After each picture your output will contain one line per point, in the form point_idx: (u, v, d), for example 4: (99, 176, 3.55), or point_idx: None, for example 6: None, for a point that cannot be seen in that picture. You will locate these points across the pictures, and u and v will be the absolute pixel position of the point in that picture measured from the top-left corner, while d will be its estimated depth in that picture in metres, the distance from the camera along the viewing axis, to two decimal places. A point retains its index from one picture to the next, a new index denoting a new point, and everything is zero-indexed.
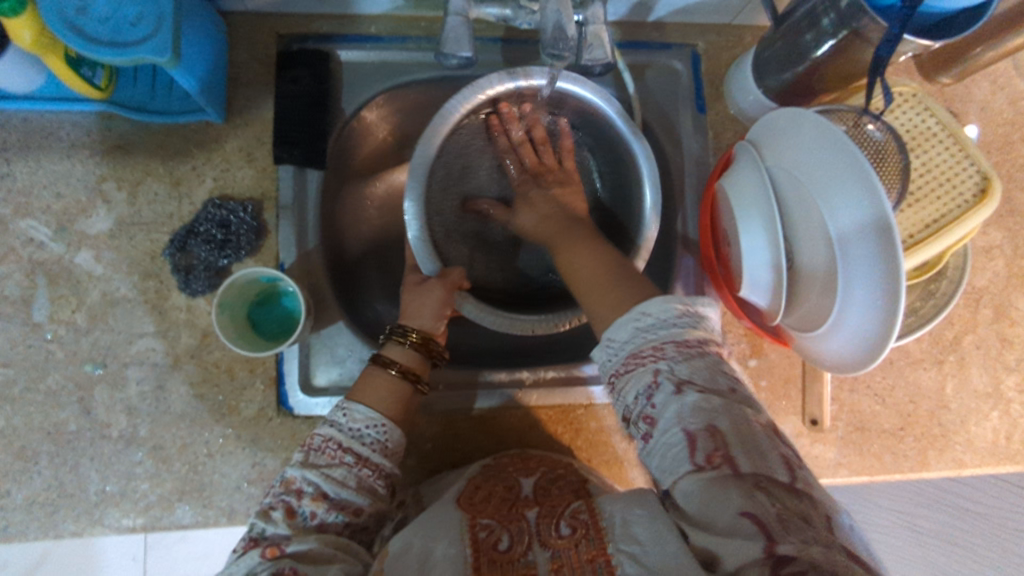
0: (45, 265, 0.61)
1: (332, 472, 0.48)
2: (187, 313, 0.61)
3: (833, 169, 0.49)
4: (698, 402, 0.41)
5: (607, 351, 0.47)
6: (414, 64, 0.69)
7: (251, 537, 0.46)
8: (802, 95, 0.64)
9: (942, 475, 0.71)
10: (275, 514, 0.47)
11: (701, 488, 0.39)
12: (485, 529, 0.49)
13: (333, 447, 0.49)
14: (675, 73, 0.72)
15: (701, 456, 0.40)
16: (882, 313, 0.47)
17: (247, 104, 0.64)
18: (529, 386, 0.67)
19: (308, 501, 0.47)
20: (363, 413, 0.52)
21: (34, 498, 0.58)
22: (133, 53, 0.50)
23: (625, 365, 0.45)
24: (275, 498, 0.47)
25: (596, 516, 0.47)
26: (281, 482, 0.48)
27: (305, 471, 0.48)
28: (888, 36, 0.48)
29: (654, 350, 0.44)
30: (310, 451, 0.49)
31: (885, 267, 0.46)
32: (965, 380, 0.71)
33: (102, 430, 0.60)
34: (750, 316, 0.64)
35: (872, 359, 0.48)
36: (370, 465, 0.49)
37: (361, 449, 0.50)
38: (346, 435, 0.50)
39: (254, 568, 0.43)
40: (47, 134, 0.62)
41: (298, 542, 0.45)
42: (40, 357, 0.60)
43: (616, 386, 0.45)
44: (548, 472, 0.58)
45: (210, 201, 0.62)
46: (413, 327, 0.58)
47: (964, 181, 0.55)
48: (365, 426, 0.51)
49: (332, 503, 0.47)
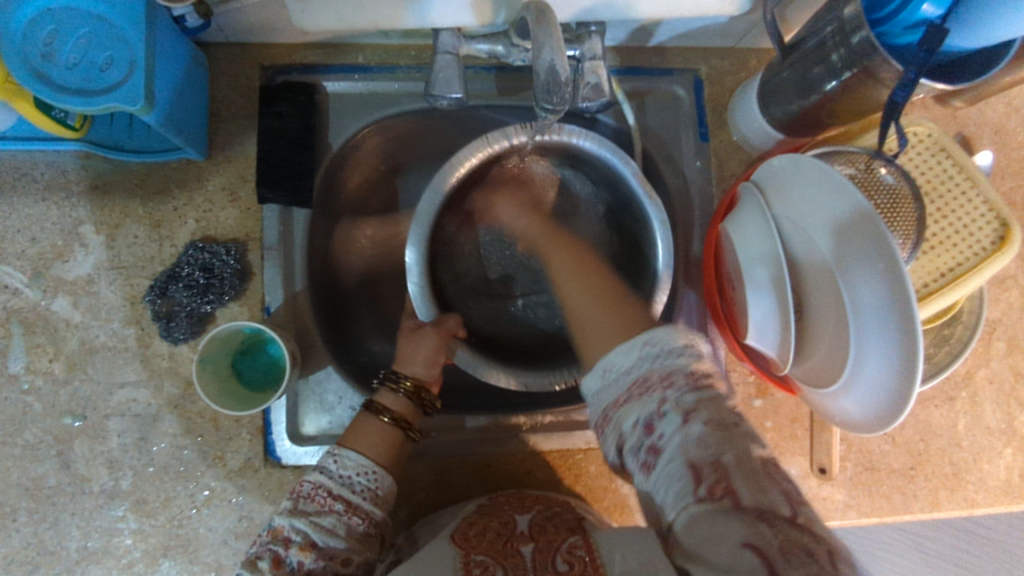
0: (21, 312, 0.58)
1: (320, 520, 0.45)
2: (170, 360, 0.59)
3: (833, 212, 0.47)
4: (704, 435, 0.38)
5: (604, 380, 0.44)
6: (404, 94, 0.67)
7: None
8: (810, 127, 0.61)
9: (954, 515, 0.69)
10: (261, 564, 0.44)
11: (698, 519, 0.37)
12: (479, 567, 0.46)
13: (322, 494, 0.47)
14: (677, 99, 0.69)
15: (703, 488, 0.37)
16: (895, 307, 0.43)
17: (229, 140, 0.62)
18: (527, 430, 0.65)
19: (295, 549, 0.44)
20: (354, 460, 0.50)
21: (13, 556, 0.56)
22: (102, 102, 0.48)
23: (630, 393, 0.42)
24: (262, 547, 0.45)
25: (593, 552, 0.45)
26: (268, 531, 0.46)
27: (293, 519, 0.45)
28: (904, 80, 0.46)
29: (662, 378, 0.41)
30: (300, 501, 0.47)
31: (897, 314, 0.43)
32: (978, 418, 0.69)
33: (83, 485, 0.57)
34: (755, 358, 0.62)
35: (912, 368, 0.42)
36: (360, 512, 0.47)
37: (350, 496, 0.48)
38: (336, 482, 0.48)
39: None
40: (21, 174, 0.59)
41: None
42: (16, 410, 0.57)
43: (613, 415, 0.42)
44: (543, 510, 0.55)
45: (193, 243, 0.60)
46: (407, 375, 0.56)
47: (980, 229, 0.55)
48: (356, 474, 0.49)
49: (322, 551, 0.44)
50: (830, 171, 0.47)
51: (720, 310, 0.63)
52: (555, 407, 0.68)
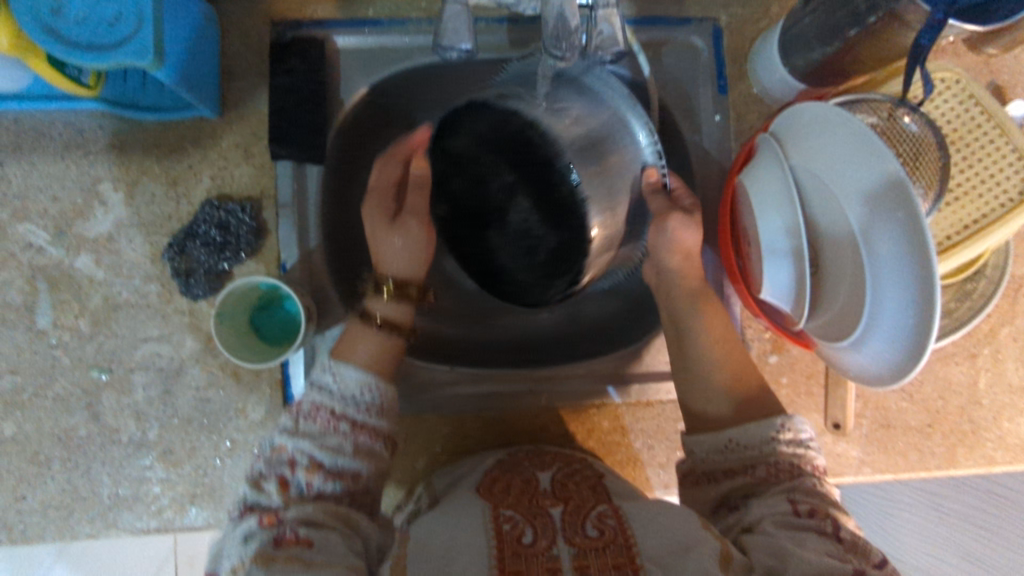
0: (45, 270, 0.59)
1: (326, 441, 0.47)
2: (190, 316, 0.60)
3: (867, 184, 0.44)
4: (808, 489, 0.47)
5: (725, 448, 0.51)
6: (414, 48, 0.66)
7: (246, 506, 0.46)
8: (833, 76, 0.59)
9: (972, 472, 0.67)
10: (267, 485, 0.46)
11: (791, 526, 0.44)
12: (507, 522, 0.47)
13: (325, 414, 0.48)
14: (695, 51, 0.67)
15: (804, 509, 0.45)
16: (915, 253, 0.41)
17: (242, 97, 0.62)
18: (541, 386, 0.65)
19: (302, 471, 0.46)
20: (353, 377, 0.50)
21: (50, 502, 0.58)
22: (112, 57, 0.48)
23: (738, 469, 0.50)
24: (268, 466, 0.47)
25: (625, 524, 0.45)
26: (272, 451, 0.47)
27: (296, 441, 0.47)
28: (933, 21, 0.45)
29: (790, 464, 0.49)
30: (301, 419, 0.48)
31: (917, 264, 0.41)
32: (999, 376, 0.67)
33: (112, 435, 0.59)
34: (770, 314, 0.61)
35: (931, 318, 0.41)
36: (366, 430, 0.49)
37: (354, 416, 0.49)
38: (338, 402, 0.49)
39: (252, 534, 0.44)
40: (39, 134, 0.60)
41: (294, 510, 0.45)
42: (46, 364, 0.59)
43: (720, 479, 0.50)
44: (565, 467, 0.55)
45: (208, 200, 0.60)
46: (388, 276, 0.57)
47: (1007, 179, 0.53)
48: (358, 391, 0.50)
49: (328, 472, 0.46)
50: (873, 137, 0.44)
51: (734, 265, 0.62)
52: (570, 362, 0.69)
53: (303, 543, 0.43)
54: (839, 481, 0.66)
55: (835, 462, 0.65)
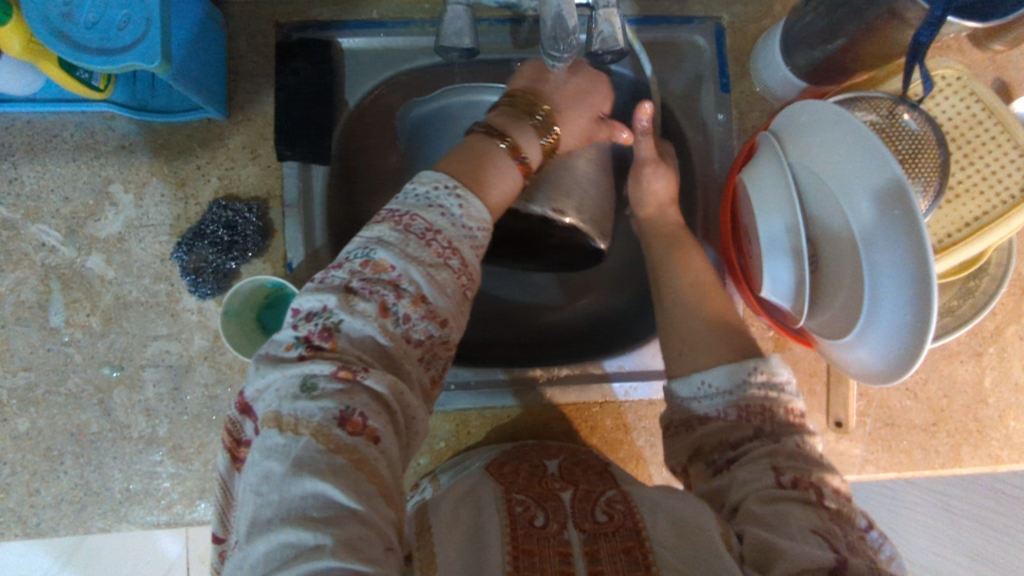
0: (58, 269, 0.61)
1: (436, 273, 0.41)
2: (199, 314, 0.61)
3: (862, 178, 0.45)
4: (791, 452, 0.45)
5: (699, 388, 0.51)
6: (418, 49, 0.67)
7: (326, 329, 0.38)
8: (835, 73, 0.59)
9: (977, 471, 0.67)
10: (364, 306, 0.39)
11: (774, 498, 0.42)
12: (520, 504, 0.46)
13: (442, 241, 0.42)
14: (697, 50, 0.68)
15: (788, 479, 0.43)
16: (910, 246, 0.42)
17: (248, 99, 0.63)
18: (544, 383, 0.66)
19: (406, 301, 0.39)
20: (477, 212, 0.45)
21: (63, 497, 0.59)
22: (121, 61, 0.49)
23: (727, 412, 0.48)
24: (365, 284, 0.39)
25: (634, 508, 0.45)
26: (367, 266, 0.40)
27: (405, 265, 0.40)
28: (929, 20, 0.44)
29: (765, 408, 0.48)
30: (411, 239, 0.41)
31: (914, 256, 0.41)
32: (1005, 373, 0.67)
33: (123, 431, 0.60)
34: (770, 312, 0.61)
35: (927, 313, 0.41)
36: (467, 272, 0.43)
37: (465, 251, 0.43)
38: (456, 228, 0.43)
39: (321, 378, 0.36)
40: (52, 136, 0.61)
41: (374, 374, 0.37)
42: (59, 361, 0.60)
43: (697, 427, 0.50)
44: (571, 456, 0.56)
45: (216, 201, 0.61)
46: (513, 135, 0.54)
47: (1009, 176, 0.53)
48: (475, 227, 0.45)
49: (429, 310, 0.40)
50: (871, 135, 0.44)
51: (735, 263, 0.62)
52: (574, 360, 0.69)
53: (368, 435, 0.36)
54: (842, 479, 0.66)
55: (839, 460, 0.65)
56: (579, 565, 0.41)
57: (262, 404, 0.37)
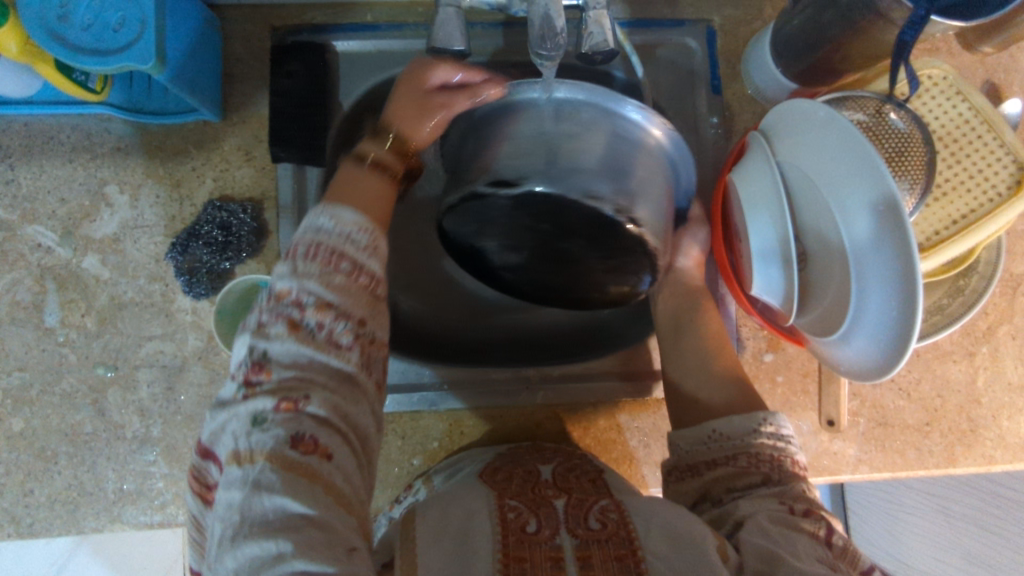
0: (54, 269, 0.61)
1: (330, 280, 0.40)
2: (193, 315, 0.62)
3: (848, 177, 0.45)
4: (799, 494, 0.46)
5: (709, 437, 0.51)
6: (411, 52, 0.67)
7: (255, 363, 0.39)
8: (822, 75, 0.60)
9: (971, 472, 0.67)
10: (274, 329, 0.39)
11: (783, 523, 0.43)
12: (512, 510, 0.46)
13: (324, 253, 0.41)
14: (689, 52, 0.68)
15: (800, 511, 0.44)
16: (894, 242, 0.42)
17: (244, 101, 0.64)
18: (537, 383, 0.66)
19: (311, 312, 0.39)
20: (352, 217, 0.43)
21: (56, 497, 0.59)
22: (115, 62, 0.49)
23: (735, 459, 0.49)
24: (271, 314, 0.40)
25: (627, 516, 0.45)
26: (271, 298, 0.40)
27: (299, 283, 0.40)
28: (913, 19, 0.45)
29: (777, 458, 0.49)
30: (297, 260, 0.41)
31: (898, 253, 0.42)
32: (998, 373, 0.67)
33: (117, 431, 0.60)
34: (763, 312, 0.61)
35: (913, 310, 0.41)
36: (369, 272, 0.42)
37: (355, 255, 0.42)
38: (336, 238, 0.42)
39: (264, 417, 0.37)
40: (48, 138, 0.62)
41: (314, 398, 0.38)
42: (54, 361, 0.60)
43: (704, 471, 0.50)
44: (565, 461, 0.56)
45: (210, 202, 0.62)
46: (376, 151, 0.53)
47: (995, 174, 0.53)
48: (354, 229, 0.43)
49: (338, 312, 0.40)
50: (866, 143, 0.44)
51: (726, 262, 0.62)
52: (565, 359, 0.69)
53: (322, 453, 0.37)
54: (836, 479, 0.65)
55: (832, 460, 0.65)
56: (573, 569, 0.41)
57: (219, 446, 0.38)
